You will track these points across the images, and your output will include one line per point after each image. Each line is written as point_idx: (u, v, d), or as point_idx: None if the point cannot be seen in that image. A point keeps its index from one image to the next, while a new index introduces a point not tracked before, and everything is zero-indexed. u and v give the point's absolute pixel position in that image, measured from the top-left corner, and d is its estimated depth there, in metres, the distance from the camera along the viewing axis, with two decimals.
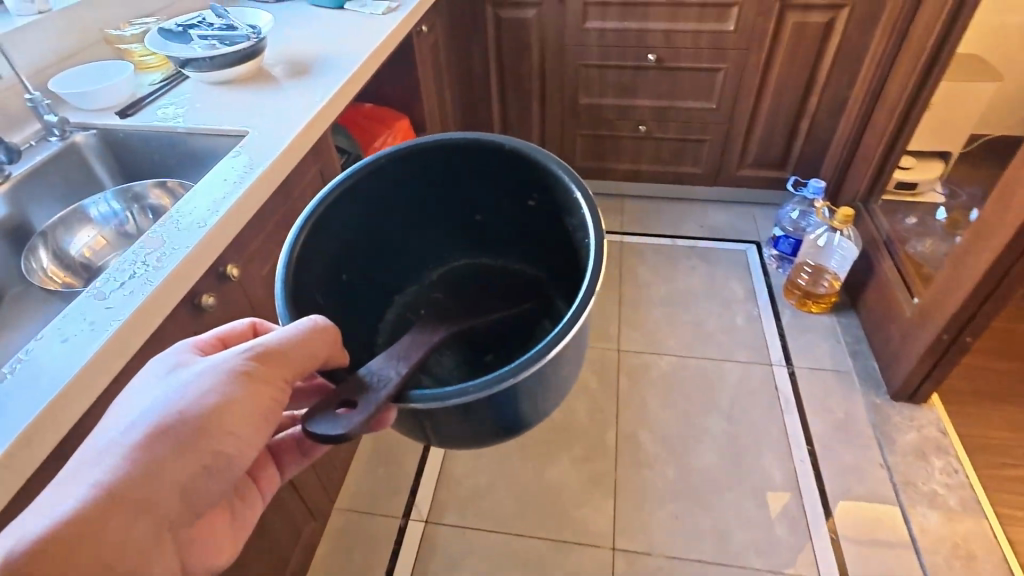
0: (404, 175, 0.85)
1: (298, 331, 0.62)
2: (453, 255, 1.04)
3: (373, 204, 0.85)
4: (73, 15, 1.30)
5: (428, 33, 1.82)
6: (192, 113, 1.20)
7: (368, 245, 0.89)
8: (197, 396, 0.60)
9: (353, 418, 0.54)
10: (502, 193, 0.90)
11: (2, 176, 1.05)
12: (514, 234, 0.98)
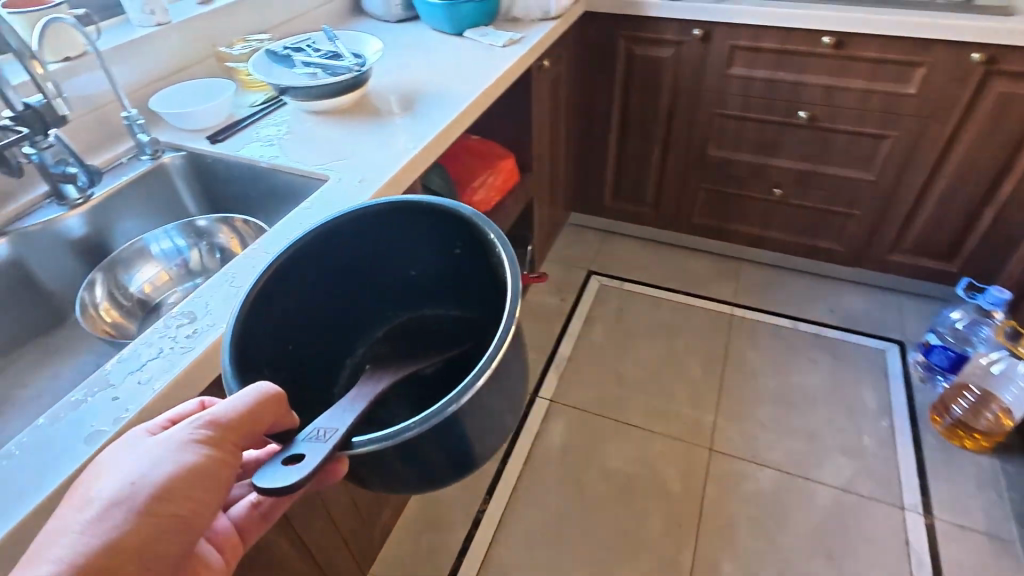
0: (341, 239, 0.74)
1: (244, 401, 0.53)
2: (392, 315, 0.86)
3: (310, 269, 0.73)
4: (191, 28, 1.27)
5: (549, 68, 1.66)
6: (281, 146, 1.11)
7: (304, 320, 0.75)
8: (138, 481, 0.50)
9: (293, 468, 0.48)
10: (417, 244, 0.78)
11: (82, 195, 1.01)
12: (458, 286, 0.81)
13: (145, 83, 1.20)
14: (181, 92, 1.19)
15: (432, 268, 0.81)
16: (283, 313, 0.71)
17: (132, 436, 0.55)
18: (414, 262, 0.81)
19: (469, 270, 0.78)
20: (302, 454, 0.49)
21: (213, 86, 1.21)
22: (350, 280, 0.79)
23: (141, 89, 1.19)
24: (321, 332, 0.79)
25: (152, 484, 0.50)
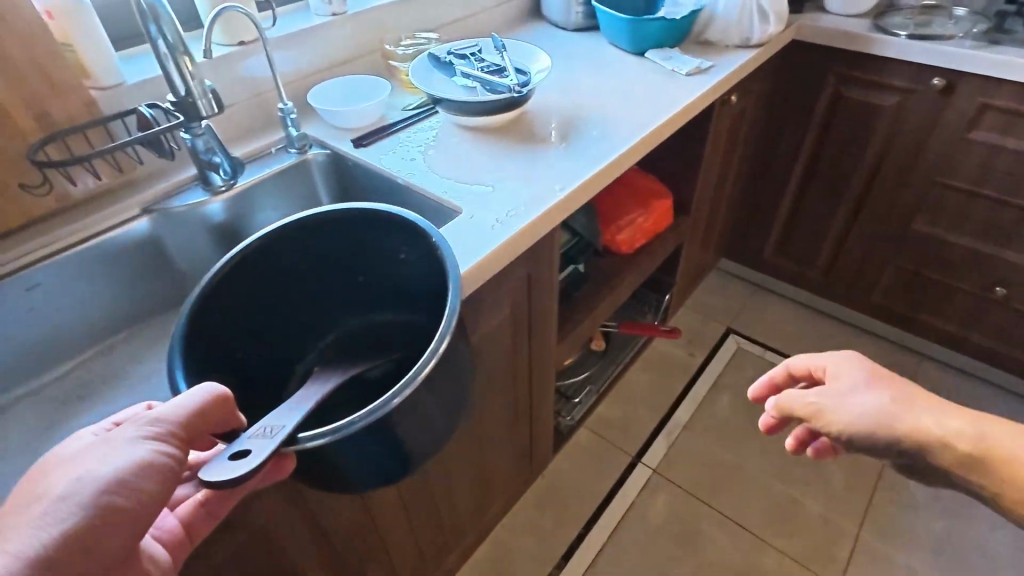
0: (310, 242, 0.81)
1: (191, 403, 0.56)
2: (345, 319, 0.92)
3: (280, 269, 0.81)
4: (363, 21, 1.23)
5: (737, 103, 1.42)
6: (421, 161, 1.02)
7: (266, 316, 0.82)
8: (90, 474, 0.50)
9: (239, 462, 0.51)
10: (368, 252, 0.84)
11: (223, 184, 0.99)
12: (381, 286, 0.89)
13: (308, 72, 1.18)
14: (341, 87, 1.16)
15: (385, 279, 0.87)
16: (252, 308, 0.79)
17: (79, 438, 0.55)
18: (334, 269, 0.87)
19: (390, 270, 0.85)
20: (247, 448, 0.53)
21: (372, 86, 1.17)
22: (309, 281, 0.85)
23: (303, 78, 1.17)
24: (285, 330, 0.87)
25: (106, 478, 0.51)
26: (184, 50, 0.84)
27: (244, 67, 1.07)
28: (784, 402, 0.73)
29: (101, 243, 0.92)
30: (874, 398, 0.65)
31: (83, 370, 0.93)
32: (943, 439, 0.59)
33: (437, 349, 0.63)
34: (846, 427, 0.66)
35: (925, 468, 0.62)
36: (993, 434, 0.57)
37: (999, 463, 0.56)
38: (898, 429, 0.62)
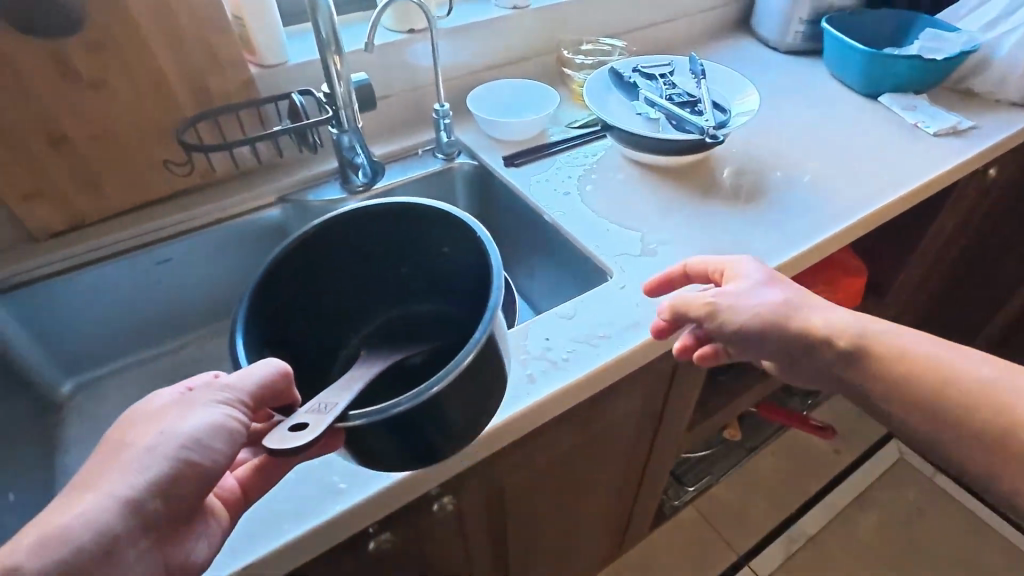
0: (356, 228, 0.74)
1: (261, 372, 0.47)
2: (385, 308, 0.85)
3: (323, 254, 0.74)
4: (545, 19, 1.08)
5: (992, 178, 1.09)
6: (575, 196, 0.87)
7: (309, 295, 0.76)
8: (166, 434, 0.43)
9: (298, 436, 0.42)
10: (412, 239, 0.77)
11: (364, 184, 0.91)
12: (426, 275, 0.82)
13: (472, 69, 1.07)
14: (506, 94, 1.04)
15: (431, 268, 0.80)
16: (295, 287, 0.72)
17: (157, 399, 0.48)
18: (388, 256, 0.79)
19: (445, 263, 0.77)
20: (303, 423, 0.44)
21: (544, 101, 1.03)
22: (354, 269, 0.78)
23: (466, 75, 1.06)
24: (331, 313, 0.79)
25: (183, 438, 0.43)
26: (338, 49, 0.76)
27: (408, 57, 0.98)
28: (680, 303, 0.61)
29: (232, 227, 0.88)
30: (776, 303, 0.57)
31: (194, 350, 0.94)
32: (837, 330, 0.54)
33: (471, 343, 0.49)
34: (738, 326, 0.58)
35: (800, 359, 0.57)
36: (884, 336, 0.53)
37: (893, 364, 0.51)
38: (792, 330, 0.56)
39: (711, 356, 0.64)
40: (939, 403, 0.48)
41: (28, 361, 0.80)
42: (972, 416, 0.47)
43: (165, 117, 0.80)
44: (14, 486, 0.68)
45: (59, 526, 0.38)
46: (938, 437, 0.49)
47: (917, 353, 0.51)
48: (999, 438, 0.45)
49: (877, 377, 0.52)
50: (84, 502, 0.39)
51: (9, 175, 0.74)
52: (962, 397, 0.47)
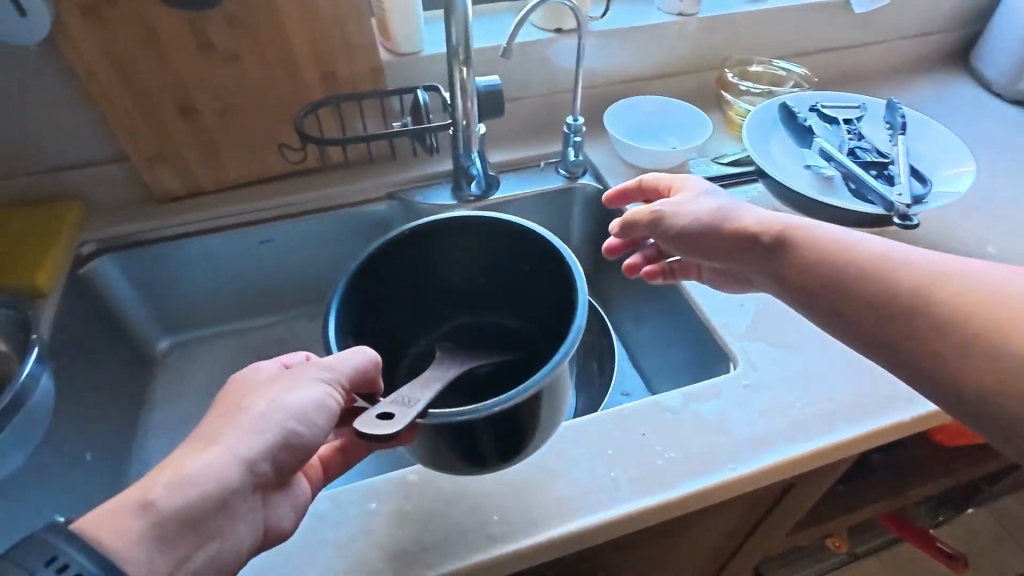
0: (435, 235, 0.68)
1: (350, 358, 0.50)
2: (449, 316, 0.79)
3: (399, 261, 0.68)
4: (711, 30, 0.94)
5: None
6: None
7: (388, 296, 0.70)
8: (272, 405, 0.46)
9: (387, 424, 0.43)
10: (490, 253, 0.71)
11: (478, 196, 0.84)
12: (500, 288, 0.75)
13: (617, 78, 0.95)
14: (651, 113, 0.92)
15: (503, 279, 0.74)
16: (375, 288, 0.66)
17: (259, 371, 0.52)
18: (470, 262, 0.73)
19: (533, 283, 0.71)
20: (392, 412, 0.44)
21: (692, 137, 0.90)
22: (426, 276, 0.72)
23: (609, 84, 0.95)
24: (405, 312, 0.74)
25: (287, 411, 0.46)
26: (467, 63, 0.69)
27: (546, 58, 0.88)
28: (641, 214, 0.58)
29: (337, 218, 0.85)
30: (716, 207, 0.56)
31: (283, 329, 0.93)
32: (777, 236, 0.51)
33: (552, 369, 0.47)
34: (682, 230, 0.56)
35: (740, 263, 0.54)
36: (790, 224, 0.51)
37: (815, 257, 0.48)
38: (724, 231, 0.54)
39: (660, 275, 0.66)
40: (871, 291, 0.44)
41: (134, 315, 0.83)
42: (884, 288, 0.43)
43: (290, 98, 0.78)
44: (93, 442, 0.70)
45: (183, 474, 0.42)
46: (864, 320, 0.44)
47: (824, 235, 0.49)
48: (912, 312, 0.42)
49: (798, 267, 0.49)
50: (204, 454, 0.43)
51: (140, 136, 0.75)
52: (876, 282, 0.44)
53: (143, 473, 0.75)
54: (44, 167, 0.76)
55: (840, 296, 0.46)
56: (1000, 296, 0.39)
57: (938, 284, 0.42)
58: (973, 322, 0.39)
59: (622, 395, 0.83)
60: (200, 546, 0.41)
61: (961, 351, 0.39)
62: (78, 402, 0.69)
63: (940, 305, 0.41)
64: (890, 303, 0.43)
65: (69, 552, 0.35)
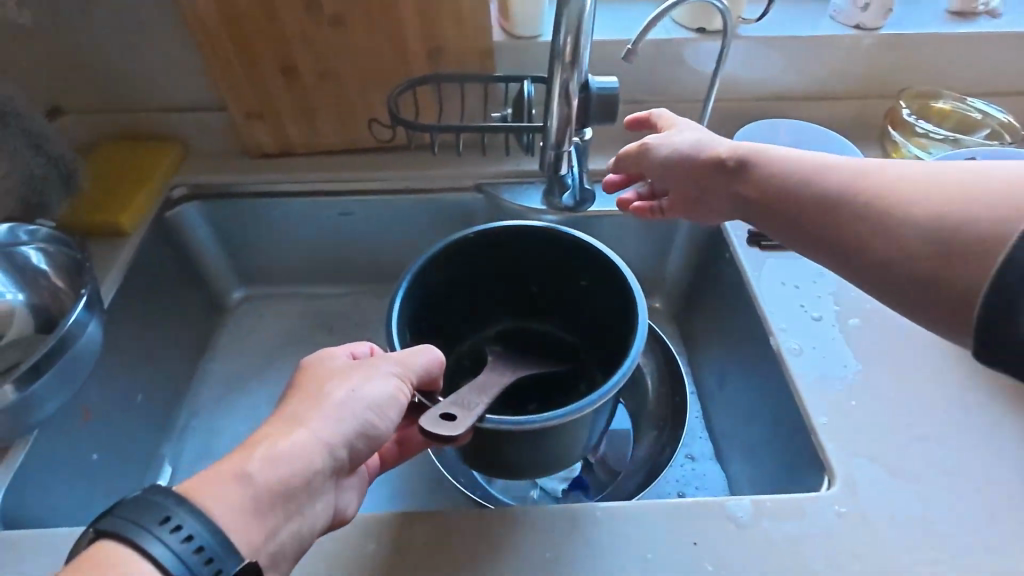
0: (496, 239, 0.67)
1: (420, 362, 0.52)
2: (499, 318, 0.77)
3: (459, 258, 0.67)
4: (893, 51, 0.78)
5: None
6: (826, 327, 0.62)
7: (445, 297, 0.69)
8: (353, 396, 0.47)
9: (454, 426, 0.49)
10: (547, 263, 0.70)
11: (575, 202, 0.75)
12: (555, 299, 0.74)
13: (760, 94, 0.81)
14: (793, 141, 0.78)
15: (559, 291, 0.72)
16: (434, 287, 0.66)
17: (332, 358, 0.52)
18: (532, 273, 0.72)
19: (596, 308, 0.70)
20: (454, 414, 0.50)
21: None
22: (483, 276, 0.71)
23: (748, 99, 0.82)
24: (459, 315, 0.74)
25: (365, 403, 0.47)
26: (573, 65, 0.60)
27: (685, 60, 0.78)
28: (631, 148, 0.60)
29: (418, 201, 0.80)
30: (700, 141, 0.57)
31: (348, 302, 0.89)
32: (732, 149, 0.53)
33: (597, 401, 0.52)
34: (668, 162, 0.58)
35: (716, 192, 0.55)
36: (754, 146, 0.52)
37: (767, 170, 0.50)
38: (700, 160, 0.55)
39: (648, 211, 0.62)
40: (802, 190, 0.46)
41: (213, 263, 0.84)
42: (814, 189, 0.45)
43: (392, 71, 0.73)
44: (148, 383, 0.72)
45: (278, 452, 0.43)
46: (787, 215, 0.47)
47: (779, 157, 0.50)
48: (833, 209, 0.44)
49: (758, 186, 0.50)
50: (293, 436, 0.44)
51: (241, 90, 0.74)
52: (814, 184, 0.46)
53: (191, 420, 0.76)
54: (154, 106, 0.78)
55: (804, 212, 0.46)
56: (912, 183, 0.41)
57: (863, 179, 0.43)
58: (868, 201, 0.42)
59: (685, 459, 0.73)
60: (287, 522, 0.42)
61: (879, 243, 0.40)
62: (141, 342, 0.71)
63: (851, 198, 0.43)
64: (799, 180, 0.47)
65: (176, 515, 0.37)
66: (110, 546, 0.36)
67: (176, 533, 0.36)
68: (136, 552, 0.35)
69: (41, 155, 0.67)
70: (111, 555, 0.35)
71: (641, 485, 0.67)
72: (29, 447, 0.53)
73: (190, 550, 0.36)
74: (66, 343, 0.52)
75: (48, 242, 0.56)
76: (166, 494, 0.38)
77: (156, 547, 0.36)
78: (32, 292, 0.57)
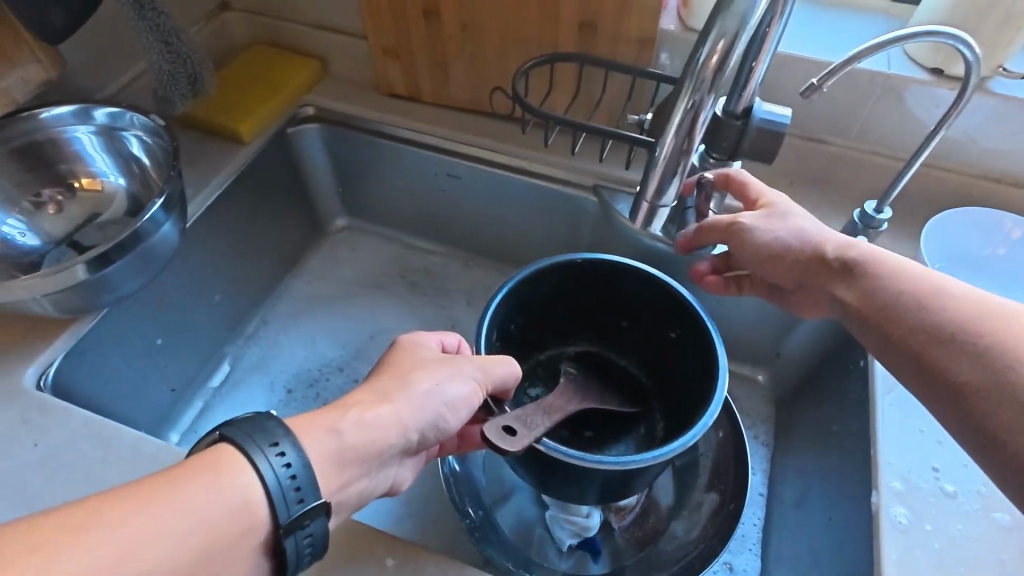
0: (586, 261, 0.56)
1: (496, 372, 0.47)
2: (577, 338, 0.65)
3: (555, 269, 0.56)
4: None
5: None
6: (957, 510, 0.47)
7: (538, 305, 0.59)
8: (435, 390, 0.44)
9: (508, 440, 0.44)
10: (639, 298, 0.58)
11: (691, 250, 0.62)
12: (640, 338, 0.61)
13: (990, 171, 0.62)
14: (1014, 250, 0.60)
15: (648, 333, 0.60)
16: (519, 293, 0.55)
17: (426, 346, 0.48)
18: (620, 303, 0.60)
19: (678, 361, 0.57)
20: (514, 428, 0.45)
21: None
22: (568, 293, 0.59)
23: (970, 174, 0.63)
24: (541, 325, 0.62)
25: (442, 399, 0.44)
26: (711, 87, 0.47)
27: (900, 104, 0.60)
28: (720, 220, 0.50)
29: (524, 184, 0.73)
30: (802, 226, 0.47)
31: (436, 263, 0.85)
32: (841, 249, 0.44)
33: (607, 467, 0.43)
34: (769, 246, 0.47)
35: (812, 288, 0.46)
36: (865, 251, 0.43)
37: (877, 281, 0.41)
38: (805, 251, 0.46)
39: (720, 285, 0.56)
40: (915, 312, 0.38)
41: (323, 187, 0.84)
42: (922, 313, 0.37)
43: (535, 39, 0.65)
44: (230, 284, 0.74)
45: (368, 417, 0.40)
46: (898, 343, 0.38)
47: (897, 268, 0.41)
48: (949, 347, 0.35)
49: (863, 299, 0.41)
50: (378, 409, 0.41)
51: (382, 24, 0.70)
52: (929, 308, 0.37)
53: (259, 328, 0.78)
54: (306, 22, 0.79)
55: (913, 341, 0.37)
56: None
57: (991, 321, 0.35)
58: (994, 349, 0.34)
59: (722, 568, 0.60)
60: (361, 478, 0.40)
61: (996, 405, 0.33)
62: (234, 242, 0.73)
63: (973, 339, 0.35)
64: (921, 308, 0.38)
65: (284, 441, 0.34)
66: (222, 451, 0.33)
67: (280, 458, 0.34)
68: (244, 465, 0.33)
69: (170, 53, 0.61)
70: (223, 457, 0.33)
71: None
72: (97, 320, 0.58)
73: (288, 479, 0.33)
74: (141, 238, 0.54)
75: (144, 132, 0.60)
76: (275, 419, 0.35)
77: (260, 466, 0.33)
78: (129, 178, 0.62)
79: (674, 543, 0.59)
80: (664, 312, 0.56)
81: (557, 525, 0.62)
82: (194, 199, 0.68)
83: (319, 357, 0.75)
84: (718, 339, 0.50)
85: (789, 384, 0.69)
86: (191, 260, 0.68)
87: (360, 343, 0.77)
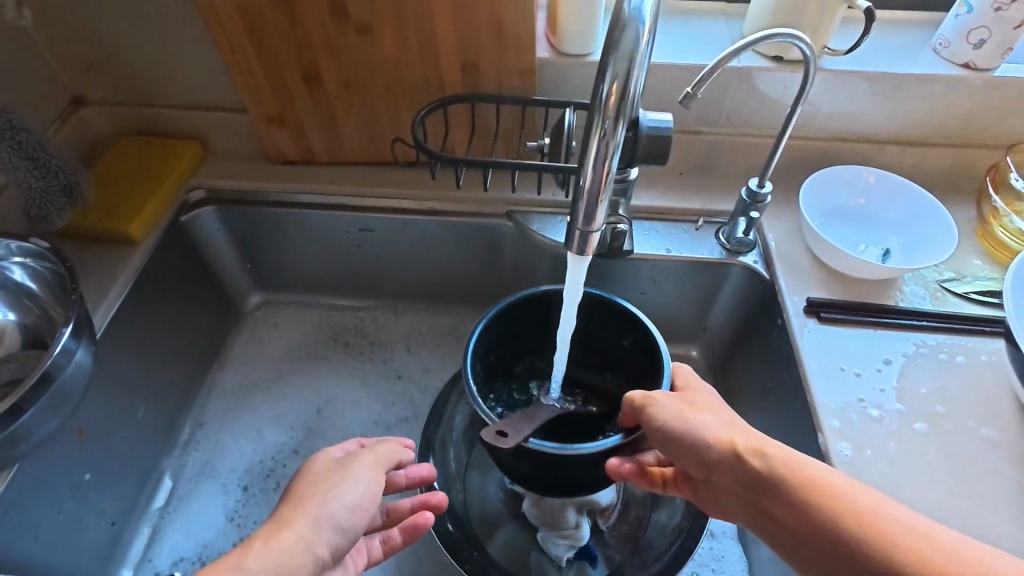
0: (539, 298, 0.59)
1: (383, 447, 0.54)
2: (544, 365, 0.66)
3: (517, 308, 0.59)
4: (1009, 96, 0.67)
5: None
6: (886, 429, 0.54)
7: (507, 342, 0.61)
8: (330, 499, 0.46)
9: (503, 441, 0.47)
10: (591, 317, 0.61)
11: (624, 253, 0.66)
12: (599, 355, 0.64)
13: (837, 133, 0.72)
14: (872, 199, 0.69)
15: (604, 351, 0.63)
16: (496, 328, 0.58)
17: (326, 455, 0.52)
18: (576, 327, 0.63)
19: (633, 367, 0.61)
20: (506, 431, 0.48)
21: (917, 256, 0.65)
22: (534, 328, 0.62)
23: (824, 138, 0.72)
24: (512, 358, 0.64)
25: (341, 507, 0.46)
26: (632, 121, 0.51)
27: (755, 91, 0.68)
28: (634, 397, 0.47)
29: (440, 226, 0.74)
30: (716, 420, 0.45)
31: (368, 317, 0.83)
32: (754, 447, 0.41)
33: (589, 450, 0.47)
34: (678, 444, 0.44)
35: (722, 487, 0.42)
36: (778, 450, 0.41)
37: (794, 487, 0.38)
38: (712, 454, 0.42)
39: (642, 479, 0.50)
40: (804, 506, 0.37)
41: (231, 266, 0.80)
42: (817, 512, 0.36)
43: (422, 86, 0.67)
44: (152, 399, 0.69)
45: (273, 546, 0.42)
46: (809, 545, 0.36)
47: (794, 463, 0.39)
48: (848, 551, 0.34)
49: (780, 505, 0.38)
50: (279, 535, 0.43)
51: (262, 95, 0.69)
52: (849, 517, 0.35)
53: (195, 433, 0.72)
54: (177, 105, 0.76)
55: (836, 549, 0.35)
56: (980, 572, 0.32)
57: (910, 538, 0.33)
58: (888, 562, 0.33)
59: (706, 537, 0.64)
60: None
61: None
62: (149, 353, 0.68)
63: (872, 543, 0.34)
64: (818, 507, 0.36)
65: None
66: None
67: None
68: None
69: (38, 168, 0.57)
70: None
71: (659, 554, 0.60)
72: (11, 477, 0.52)
73: None
74: (53, 373, 0.49)
75: (26, 258, 0.55)
76: None
77: None
78: (22, 312, 0.57)
79: (661, 530, 0.62)
80: (615, 325, 0.60)
81: (551, 544, 0.62)
82: (96, 311, 0.63)
83: (267, 445, 0.71)
84: (657, 338, 0.54)
85: (720, 354, 0.75)
86: (106, 382, 0.63)
87: (308, 420, 0.74)
